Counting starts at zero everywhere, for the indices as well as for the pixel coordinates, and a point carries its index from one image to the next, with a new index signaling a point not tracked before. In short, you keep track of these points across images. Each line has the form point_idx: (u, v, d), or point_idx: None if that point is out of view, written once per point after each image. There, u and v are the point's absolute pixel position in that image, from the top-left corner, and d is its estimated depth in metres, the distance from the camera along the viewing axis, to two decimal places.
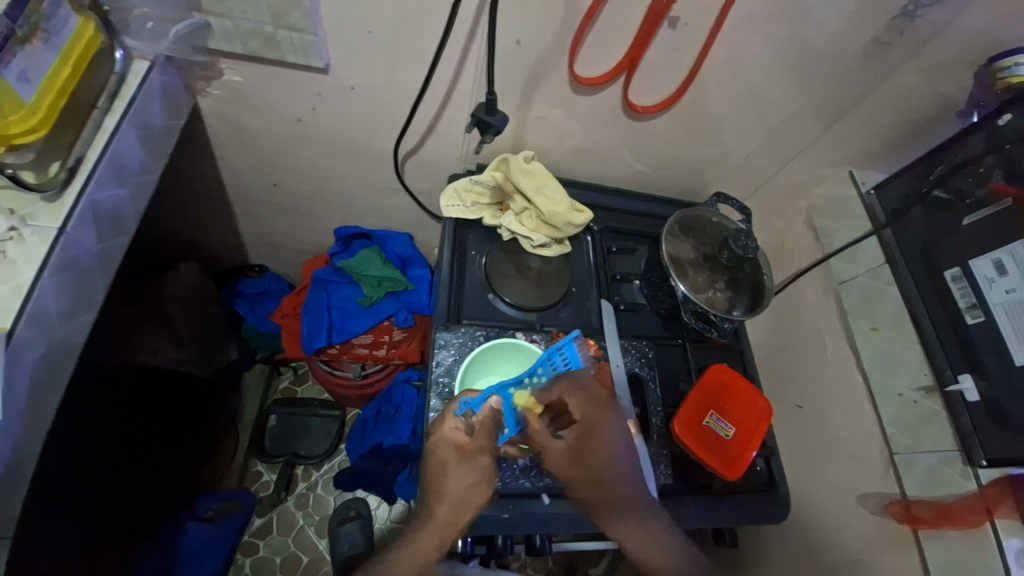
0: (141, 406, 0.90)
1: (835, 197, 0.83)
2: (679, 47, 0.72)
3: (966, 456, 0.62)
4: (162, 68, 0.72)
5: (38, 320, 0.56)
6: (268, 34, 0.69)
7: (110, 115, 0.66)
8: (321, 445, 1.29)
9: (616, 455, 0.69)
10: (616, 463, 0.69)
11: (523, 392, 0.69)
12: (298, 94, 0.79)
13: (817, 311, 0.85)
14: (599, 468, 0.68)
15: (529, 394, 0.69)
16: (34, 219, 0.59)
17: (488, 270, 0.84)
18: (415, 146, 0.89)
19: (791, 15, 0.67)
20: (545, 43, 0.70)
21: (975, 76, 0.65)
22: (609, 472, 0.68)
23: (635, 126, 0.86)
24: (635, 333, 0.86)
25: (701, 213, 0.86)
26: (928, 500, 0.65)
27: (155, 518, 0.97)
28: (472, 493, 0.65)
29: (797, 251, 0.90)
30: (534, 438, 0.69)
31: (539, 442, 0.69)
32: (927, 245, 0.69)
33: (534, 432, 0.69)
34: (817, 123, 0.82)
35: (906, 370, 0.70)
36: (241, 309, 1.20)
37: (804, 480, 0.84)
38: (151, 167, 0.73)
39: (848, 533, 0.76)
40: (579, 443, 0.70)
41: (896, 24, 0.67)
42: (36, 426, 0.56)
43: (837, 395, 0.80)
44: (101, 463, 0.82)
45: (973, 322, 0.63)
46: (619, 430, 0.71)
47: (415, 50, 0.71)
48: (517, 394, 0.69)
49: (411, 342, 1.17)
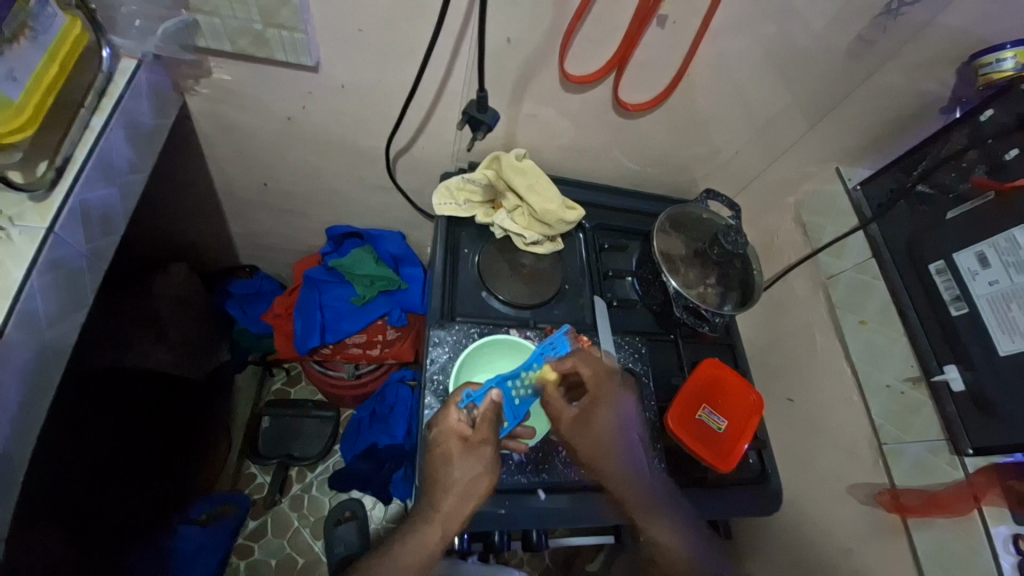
0: (131, 409, 0.89)
1: (823, 192, 0.84)
2: (668, 45, 0.72)
3: (953, 445, 0.63)
4: (150, 67, 0.72)
5: (28, 321, 0.55)
6: (257, 32, 0.69)
7: (98, 114, 0.65)
8: (315, 447, 1.28)
9: (625, 432, 0.72)
10: (624, 439, 0.72)
11: (546, 361, 0.72)
12: (289, 93, 0.79)
13: (807, 305, 0.86)
14: (607, 444, 0.71)
15: (547, 363, 0.72)
16: (22, 219, 0.58)
17: (481, 268, 0.84)
18: (407, 144, 0.89)
19: (776, 14, 0.68)
20: (535, 41, 0.71)
21: (958, 73, 0.67)
22: (618, 447, 0.71)
23: (625, 123, 0.86)
24: (628, 329, 0.87)
25: (690, 210, 0.87)
26: (916, 489, 0.67)
27: (147, 521, 0.96)
28: (478, 485, 0.64)
29: (787, 246, 0.91)
30: (550, 406, 0.72)
31: (552, 409, 0.72)
32: (913, 238, 0.71)
33: (551, 400, 0.72)
34: (804, 120, 0.83)
35: (893, 362, 0.71)
36: (232, 311, 1.19)
37: (795, 472, 0.85)
38: (140, 167, 0.72)
39: (838, 524, 0.77)
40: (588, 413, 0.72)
41: (880, 22, 0.68)
42: (26, 428, 0.56)
43: (827, 388, 0.81)
44: (92, 465, 0.81)
45: (957, 312, 0.65)
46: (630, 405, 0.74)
47: (405, 48, 0.71)
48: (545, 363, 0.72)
49: (404, 341, 1.17)
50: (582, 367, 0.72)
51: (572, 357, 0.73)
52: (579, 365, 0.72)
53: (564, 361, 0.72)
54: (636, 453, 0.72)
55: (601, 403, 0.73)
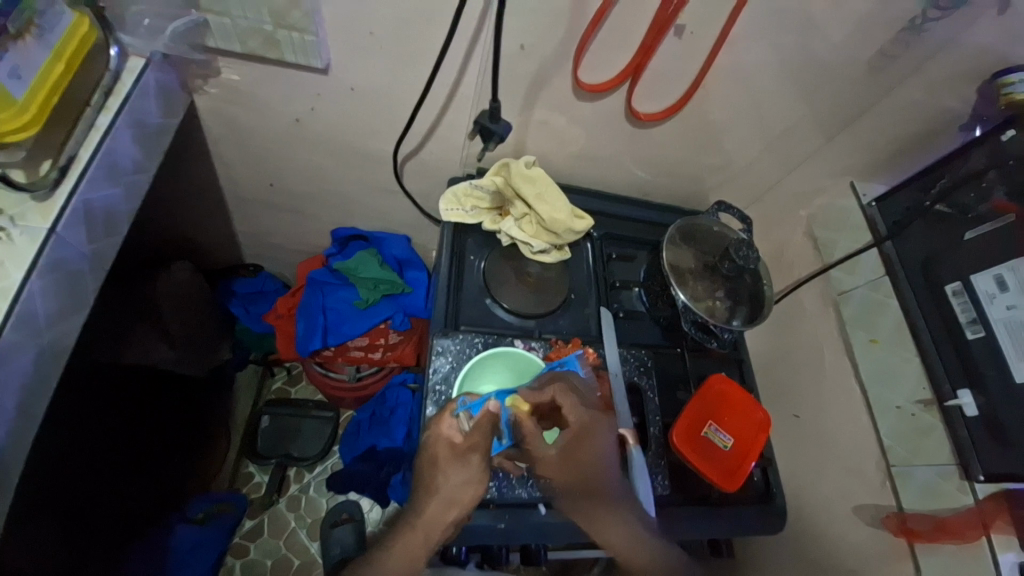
0: (131, 409, 0.88)
1: (836, 207, 0.82)
2: (683, 55, 0.71)
3: (964, 470, 0.62)
4: (158, 65, 0.70)
5: (27, 323, 0.54)
6: (268, 33, 0.68)
7: (104, 113, 0.64)
8: (315, 447, 1.27)
9: (602, 471, 0.70)
10: (601, 478, 0.70)
11: (517, 395, 0.70)
12: (297, 95, 0.78)
13: (817, 321, 0.85)
14: (586, 475, 0.69)
15: (520, 394, 0.70)
16: (24, 219, 0.57)
17: (487, 275, 0.83)
18: (415, 148, 0.88)
19: (796, 26, 0.67)
20: (549, 49, 0.70)
21: (980, 90, 0.65)
22: (591, 486, 0.69)
23: (637, 133, 0.85)
24: (634, 341, 0.85)
25: (701, 222, 0.86)
26: (923, 514, 0.66)
27: (143, 521, 0.95)
28: (463, 492, 0.66)
29: (797, 259, 0.90)
30: (527, 439, 0.69)
31: (532, 442, 0.69)
32: (928, 259, 0.69)
33: (529, 433, 0.69)
34: (820, 133, 0.82)
35: (904, 384, 0.70)
36: (235, 309, 1.18)
37: (801, 489, 0.84)
38: (145, 166, 0.71)
39: (844, 544, 0.76)
40: (572, 445, 0.70)
41: (902, 38, 0.67)
42: (22, 430, 0.55)
43: (835, 406, 0.80)
44: (89, 465, 0.80)
45: (973, 336, 0.63)
46: (607, 445, 0.71)
47: (417, 51, 0.70)
48: (510, 397, 0.69)
49: (407, 345, 1.16)
50: (561, 398, 0.70)
51: (549, 390, 0.71)
52: (559, 393, 0.71)
53: (540, 392, 0.71)
54: (610, 492, 0.69)
55: (580, 439, 0.70)
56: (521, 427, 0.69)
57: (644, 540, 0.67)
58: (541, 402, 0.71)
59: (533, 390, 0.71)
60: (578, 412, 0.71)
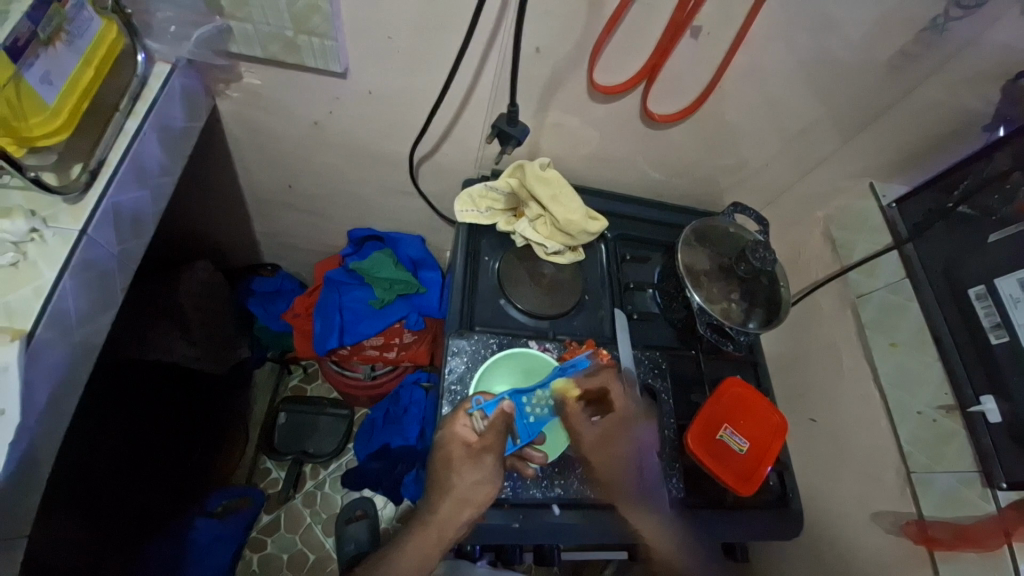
0: (154, 404, 0.92)
1: (854, 208, 0.81)
2: (701, 56, 0.71)
3: (987, 478, 0.61)
4: (182, 71, 0.72)
5: (59, 321, 0.56)
6: (288, 39, 0.69)
7: (132, 118, 0.66)
8: (330, 444, 1.29)
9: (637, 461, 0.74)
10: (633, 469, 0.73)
11: (568, 378, 0.74)
12: (316, 99, 0.80)
13: (834, 324, 0.84)
14: (623, 460, 0.73)
15: (571, 378, 0.74)
16: (56, 221, 0.59)
17: (501, 275, 0.83)
18: (431, 150, 0.88)
19: (814, 26, 0.66)
20: (564, 52, 0.70)
21: (1004, 89, 0.63)
22: (624, 476, 0.72)
23: (651, 134, 0.85)
24: (648, 342, 0.85)
25: (718, 223, 0.85)
26: (945, 521, 0.64)
27: (165, 514, 0.97)
28: (476, 492, 0.67)
29: (814, 261, 0.89)
30: (569, 422, 0.73)
31: (574, 425, 0.73)
32: (949, 263, 0.68)
33: (572, 416, 0.73)
34: (838, 135, 0.81)
35: (925, 389, 0.68)
36: (254, 308, 1.20)
37: (818, 493, 0.83)
38: (171, 169, 0.73)
39: (862, 551, 0.75)
40: (610, 433, 0.73)
41: (925, 37, 0.66)
42: (54, 424, 0.56)
43: (853, 410, 0.79)
44: (111, 457, 0.83)
45: (997, 341, 0.62)
46: (646, 437, 0.75)
47: (433, 55, 0.70)
48: (561, 379, 0.73)
49: (421, 344, 1.17)
50: (611, 385, 0.75)
51: (599, 377, 0.75)
52: (611, 380, 0.75)
53: (590, 378, 0.75)
54: (643, 481, 0.73)
55: (621, 428, 0.74)
56: (565, 410, 0.73)
57: (667, 531, 0.71)
58: (591, 387, 0.75)
59: (582, 376, 0.74)
60: (625, 400, 0.75)
